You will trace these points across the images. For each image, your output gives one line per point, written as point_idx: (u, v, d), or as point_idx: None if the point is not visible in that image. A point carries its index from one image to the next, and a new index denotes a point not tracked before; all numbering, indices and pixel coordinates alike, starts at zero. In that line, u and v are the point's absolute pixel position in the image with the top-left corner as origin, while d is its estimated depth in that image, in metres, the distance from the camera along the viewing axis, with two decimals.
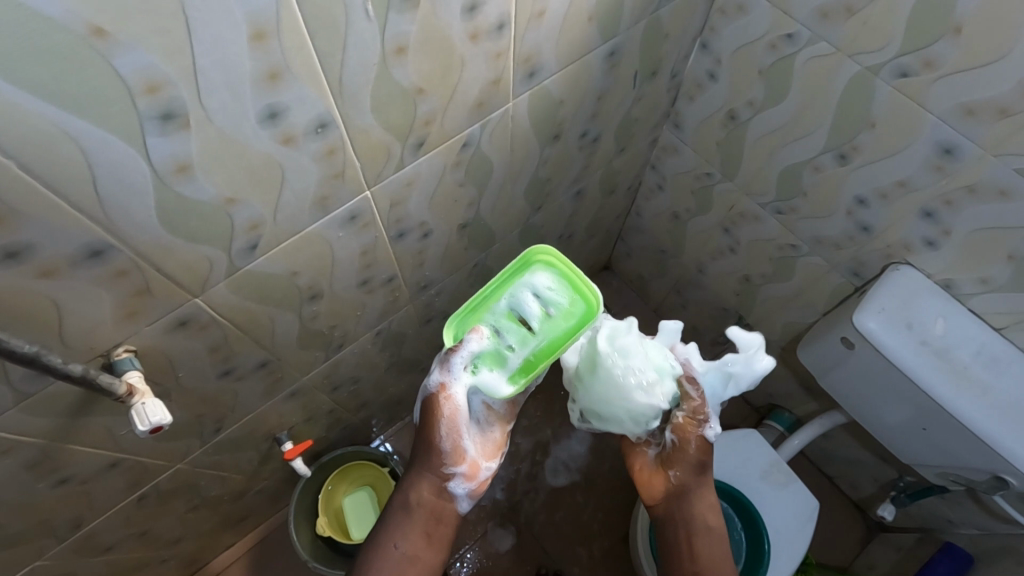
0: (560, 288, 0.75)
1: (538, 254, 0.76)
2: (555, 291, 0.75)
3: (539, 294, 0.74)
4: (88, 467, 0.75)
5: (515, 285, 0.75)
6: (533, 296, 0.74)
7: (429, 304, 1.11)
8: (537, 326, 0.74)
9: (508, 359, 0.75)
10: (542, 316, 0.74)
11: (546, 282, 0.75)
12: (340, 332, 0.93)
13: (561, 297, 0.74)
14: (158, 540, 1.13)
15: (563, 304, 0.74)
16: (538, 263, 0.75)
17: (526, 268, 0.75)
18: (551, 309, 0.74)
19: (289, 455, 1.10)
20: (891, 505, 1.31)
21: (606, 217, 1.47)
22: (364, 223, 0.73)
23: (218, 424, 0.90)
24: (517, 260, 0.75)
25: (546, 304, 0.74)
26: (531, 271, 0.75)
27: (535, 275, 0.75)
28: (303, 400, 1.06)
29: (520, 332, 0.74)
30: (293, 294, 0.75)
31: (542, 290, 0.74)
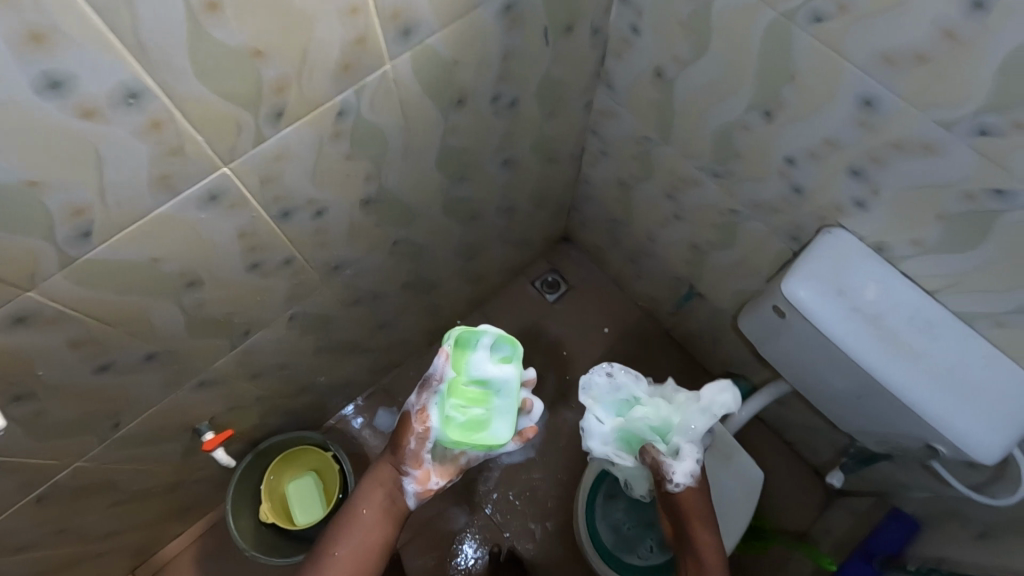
0: (489, 356, 0.80)
1: (461, 340, 0.80)
2: (504, 354, 0.80)
3: (486, 371, 0.80)
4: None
5: (463, 363, 0.81)
6: (471, 381, 0.81)
7: (351, 285, 1.06)
8: (497, 387, 0.81)
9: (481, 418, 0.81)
10: (489, 390, 0.81)
11: (483, 360, 0.80)
12: (243, 320, 0.88)
13: (512, 354, 0.80)
14: (85, 536, 1.10)
15: (512, 372, 0.80)
16: (466, 347, 0.80)
17: (459, 348, 0.81)
18: (500, 383, 0.80)
19: (209, 447, 1.05)
20: (839, 472, 1.26)
21: (551, 186, 1.40)
22: (231, 203, 0.67)
23: (115, 420, 0.85)
24: (449, 344, 0.80)
25: (497, 380, 0.80)
26: (472, 349, 0.81)
27: (477, 352, 0.80)
28: (220, 390, 1.01)
29: (477, 415, 0.81)
30: (163, 283, 0.69)
31: (487, 368, 0.80)
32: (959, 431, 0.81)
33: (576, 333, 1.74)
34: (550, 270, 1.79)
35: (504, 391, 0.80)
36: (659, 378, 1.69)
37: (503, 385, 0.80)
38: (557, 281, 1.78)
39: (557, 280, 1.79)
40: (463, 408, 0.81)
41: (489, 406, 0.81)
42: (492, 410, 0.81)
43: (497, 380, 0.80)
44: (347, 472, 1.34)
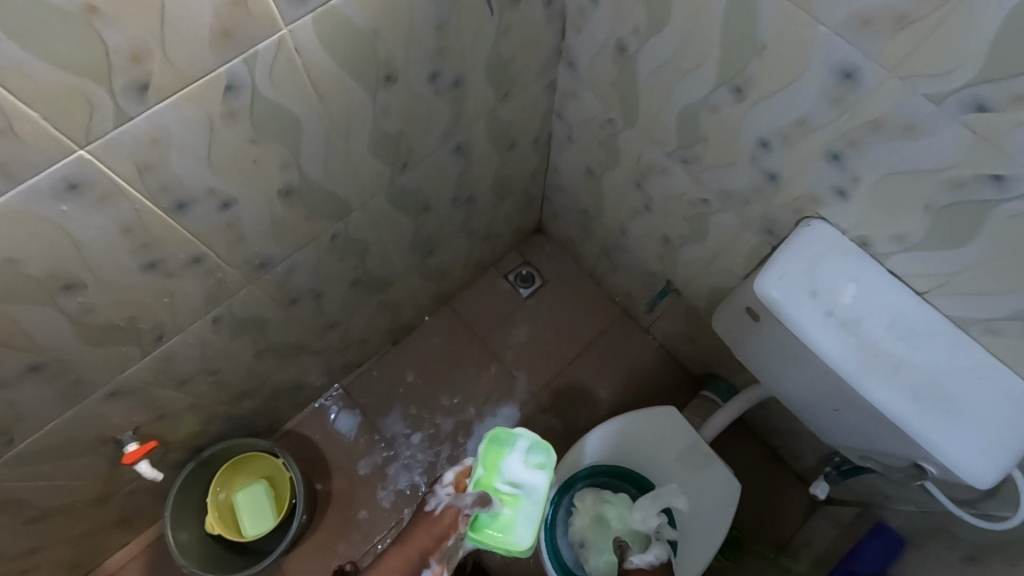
0: (527, 455, 0.81)
1: (501, 438, 0.82)
2: (538, 460, 0.81)
3: (518, 474, 0.80)
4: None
5: (497, 464, 0.80)
6: (506, 483, 0.80)
7: (284, 284, 0.96)
8: (528, 492, 0.80)
9: (508, 523, 0.78)
10: (521, 493, 0.79)
11: (518, 462, 0.80)
12: (149, 325, 0.79)
13: (546, 460, 0.81)
14: (2, 553, 1.02)
15: (543, 478, 0.80)
16: (505, 446, 0.81)
17: (495, 447, 0.81)
18: (531, 487, 0.79)
19: (131, 459, 0.97)
20: (823, 483, 1.17)
21: (516, 174, 1.30)
22: (99, 193, 0.58)
23: (6, 437, 0.77)
24: (485, 442, 0.81)
25: (527, 485, 0.80)
26: (508, 451, 0.81)
27: (514, 455, 0.81)
28: (138, 398, 0.92)
29: (505, 518, 0.78)
30: (27, 285, 0.60)
31: (520, 470, 0.80)
32: (952, 451, 0.71)
33: (549, 331, 1.62)
34: (523, 264, 1.70)
35: (533, 498, 0.79)
36: (637, 378, 1.57)
37: (532, 490, 0.79)
38: (531, 276, 1.69)
39: (532, 275, 1.69)
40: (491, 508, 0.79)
41: (518, 512, 0.79)
42: (519, 514, 0.79)
43: (530, 486, 0.79)
44: (297, 481, 1.25)
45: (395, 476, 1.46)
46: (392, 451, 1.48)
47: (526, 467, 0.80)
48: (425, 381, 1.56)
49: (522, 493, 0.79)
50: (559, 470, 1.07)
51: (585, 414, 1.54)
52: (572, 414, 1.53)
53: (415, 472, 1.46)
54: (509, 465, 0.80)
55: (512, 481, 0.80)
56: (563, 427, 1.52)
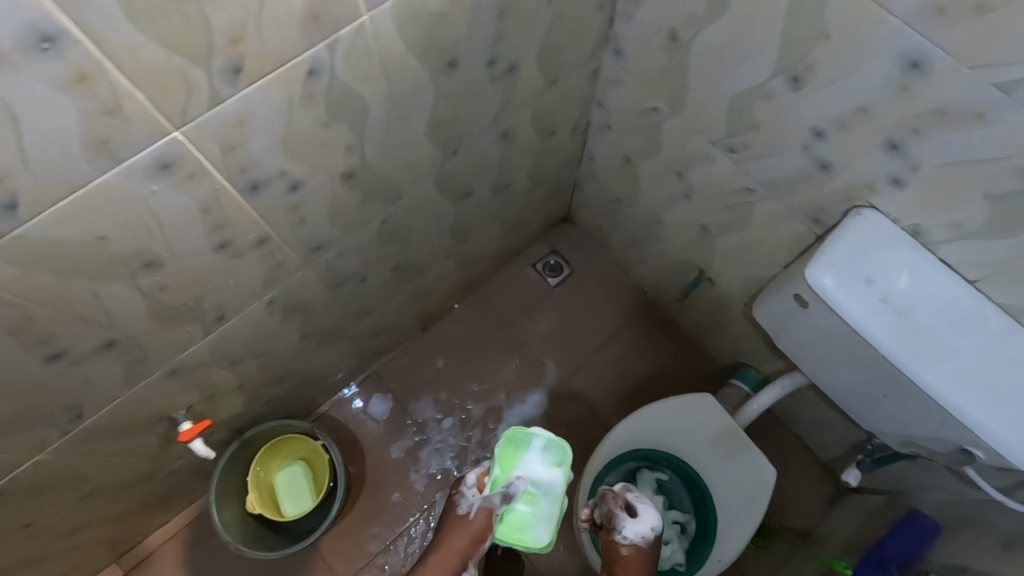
0: (541, 454, 0.83)
1: (518, 437, 0.84)
2: (555, 458, 0.83)
3: (534, 471, 0.82)
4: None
5: (514, 462, 0.83)
6: (523, 482, 0.82)
7: (333, 268, 0.98)
8: (545, 490, 0.82)
9: (526, 521, 0.81)
10: (539, 491, 0.82)
11: (533, 461, 0.83)
12: (213, 305, 0.81)
13: (563, 458, 0.83)
14: (56, 530, 1.04)
15: (559, 477, 0.82)
16: (521, 445, 0.84)
17: (512, 446, 0.84)
18: (548, 485, 0.82)
19: (186, 437, 0.99)
20: (856, 470, 1.18)
21: (552, 162, 1.31)
22: (185, 173, 0.59)
23: (77, 412, 0.79)
24: (502, 441, 0.84)
25: (544, 483, 0.82)
26: (525, 451, 0.84)
27: (531, 454, 0.83)
28: (193, 378, 0.94)
29: (525, 515, 0.82)
30: (113, 263, 0.62)
31: (537, 468, 0.82)
32: (1001, 436, 0.73)
33: (576, 318, 1.64)
34: (551, 253, 1.71)
35: (550, 496, 0.81)
36: (663, 366, 1.59)
37: (549, 488, 0.82)
38: (559, 264, 1.70)
39: (559, 264, 1.70)
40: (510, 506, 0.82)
41: (535, 510, 0.81)
42: (536, 512, 0.81)
43: (546, 483, 0.82)
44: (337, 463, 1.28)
45: (427, 460, 1.49)
46: (424, 435, 1.51)
47: (540, 466, 0.83)
48: (455, 368, 1.57)
49: (539, 490, 0.82)
50: (595, 454, 1.09)
51: (614, 401, 1.56)
52: (599, 398, 1.55)
53: (448, 456, 1.49)
54: (523, 462, 0.83)
55: (530, 480, 0.82)
56: (591, 414, 1.54)
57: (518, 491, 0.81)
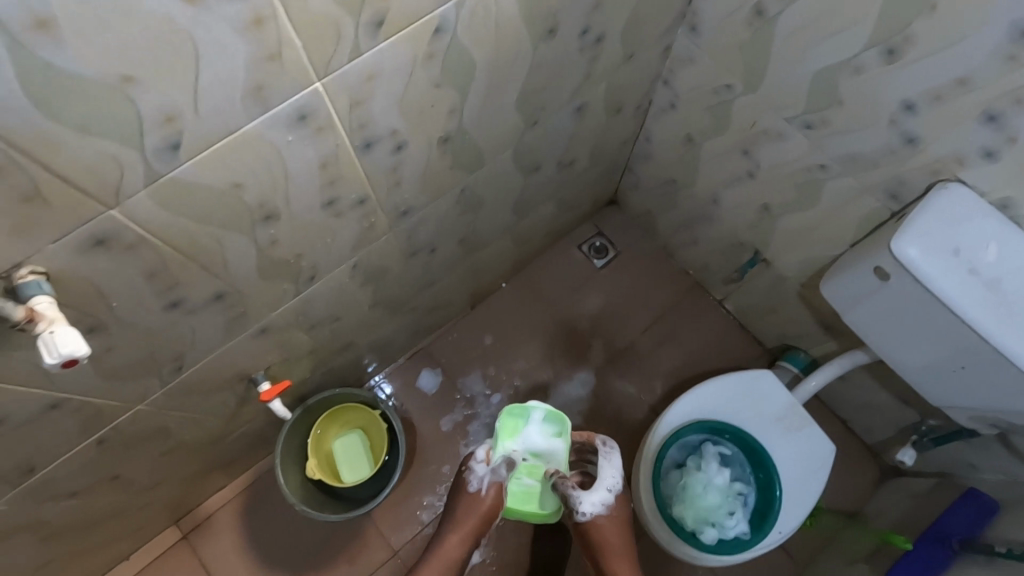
0: (540, 427, 0.94)
1: (514, 415, 0.94)
2: (554, 429, 0.94)
3: (534, 443, 0.94)
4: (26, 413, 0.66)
5: (518, 436, 0.94)
6: (525, 453, 0.94)
7: (412, 236, 1.00)
8: (547, 458, 0.94)
9: (532, 486, 0.95)
10: (540, 459, 0.94)
11: (534, 435, 0.93)
12: (310, 264, 0.83)
13: (561, 428, 0.94)
14: (135, 486, 1.06)
15: (561, 445, 0.93)
16: (520, 420, 0.94)
17: (514, 421, 0.94)
18: (548, 455, 0.93)
19: (267, 397, 1.02)
20: (913, 450, 1.25)
21: (612, 141, 1.32)
22: (318, 126, 0.61)
23: (178, 364, 0.81)
24: (503, 416, 0.94)
25: (543, 453, 0.94)
26: (525, 422, 0.94)
27: (531, 426, 0.94)
28: (276, 339, 0.96)
29: (532, 486, 0.95)
30: (241, 212, 0.64)
31: (537, 441, 0.93)
32: None
33: (621, 299, 1.66)
34: (597, 235, 1.72)
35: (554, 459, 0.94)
36: (707, 348, 1.61)
37: (549, 456, 0.93)
38: (604, 247, 1.72)
39: (605, 246, 1.72)
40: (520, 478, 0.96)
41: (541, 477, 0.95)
42: (542, 481, 0.95)
43: (547, 454, 0.93)
44: (396, 431, 1.31)
45: (476, 434, 1.51)
46: (472, 410, 1.53)
47: (539, 437, 0.93)
48: (503, 345, 1.59)
49: (540, 458, 0.94)
50: (657, 428, 1.11)
51: (659, 382, 1.57)
52: (646, 378, 1.57)
53: (494, 430, 1.50)
54: (518, 428, 0.94)
55: (532, 451, 0.94)
56: (637, 393, 1.56)
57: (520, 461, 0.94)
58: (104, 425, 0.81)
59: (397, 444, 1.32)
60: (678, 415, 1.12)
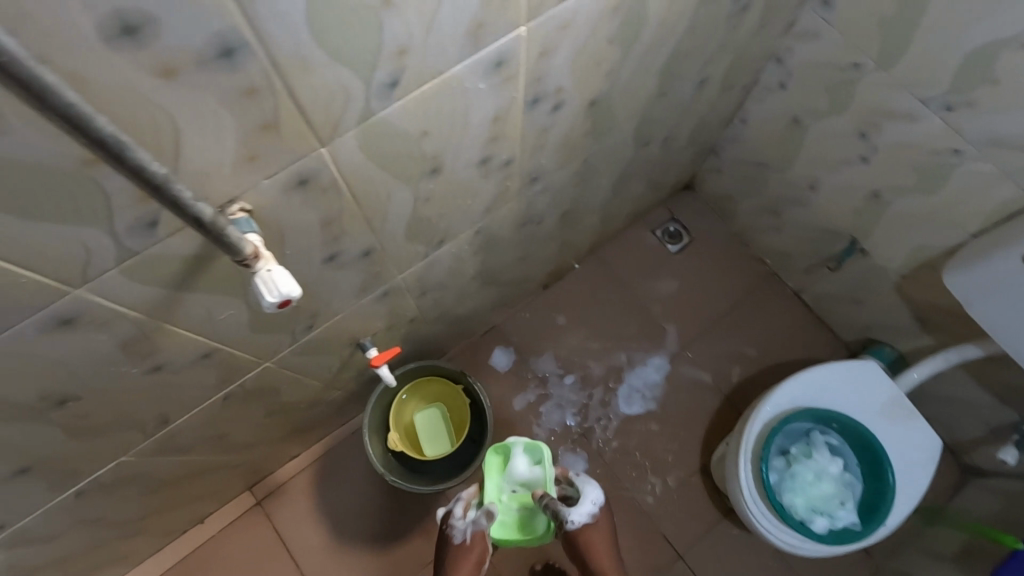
0: (523, 458, 0.93)
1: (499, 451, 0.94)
2: (535, 457, 0.93)
3: (520, 473, 0.92)
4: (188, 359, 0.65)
5: (505, 472, 0.93)
6: (514, 486, 0.93)
7: (529, 205, 0.97)
8: (532, 487, 0.92)
9: (517, 518, 0.91)
10: (527, 489, 0.92)
11: (518, 465, 0.92)
12: (446, 226, 0.81)
13: (542, 455, 0.92)
14: (233, 447, 1.05)
15: (543, 471, 0.91)
16: (503, 456, 0.93)
17: (499, 457, 0.94)
18: (533, 483, 0.92)
19: (375, 363, 1.00)
20: (1014, 449, 1.23)
21: (712, 120, 1.29)
22: (507, 75, 0.59)
23: (310, 321, 0.80)
24: (490, 454, 0.94)
25: (530, 482, 0.92)
26: (509, 457, 0.93)
27: (515, 458, 0.93)
28: (390, 304, 0.94)
29: (517, 516, 0.92)
30: (417, 163, 0.62)
31: (520, 469, 0.92)
32: None
33: (695, 286, 1.63)
34: (671, 220, 1.69)
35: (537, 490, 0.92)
36: (783, 339, 1.58)
37: (533, 482, 0.92)
38: (678, 232, 1.69)
39: (679, 231, 1.69)
40: (506, 512, 0.92)
41: (528, 510, 0.91)
42: (527, 510, 0.91)
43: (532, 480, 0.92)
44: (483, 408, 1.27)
45: (548, 413, 1.49)
46: (545, 390, 1.51)
47: (523, 469, 0.92)
48: (576, 326, 1.57)
49: (527, 488, 0.92)
50: (757, 417, 1.08)
51: (734, 370, 1.55)
52: (721, 366, 1.54)
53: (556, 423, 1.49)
54: (502, 461, 0.94)
55: (518, 481, 0.92)
56: (712, 381, 1.53)
57: (508, 497, 0.92)
58: (236, 379, 0.80)
59: (482, 422, 1.29)
60: (778, 402, 1.09)
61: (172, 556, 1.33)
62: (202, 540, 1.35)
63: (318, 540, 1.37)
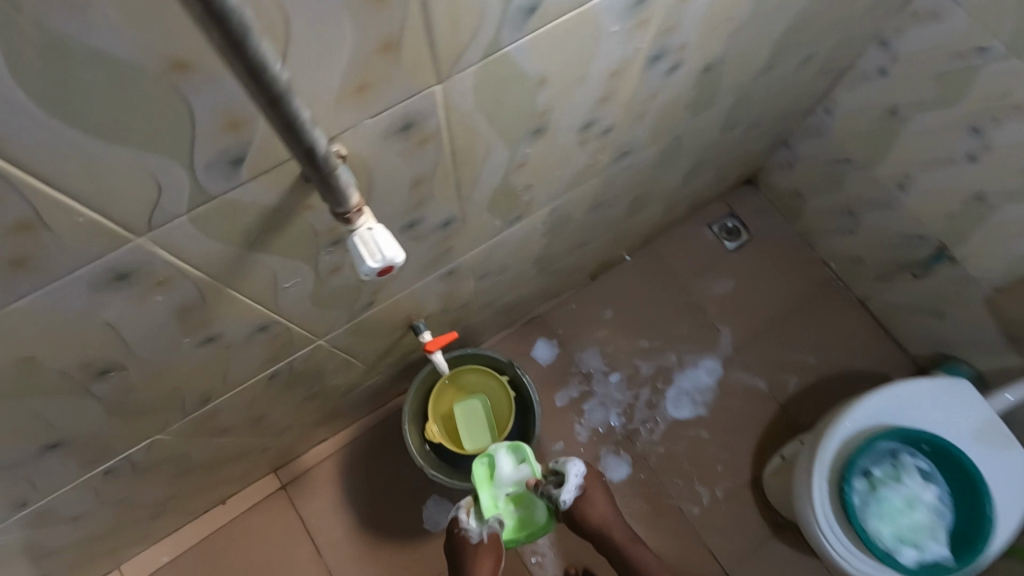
0: (507, 461, 1.02)
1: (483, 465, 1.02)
2: (518, 456, 1.02)
3: (509, 475, 1.01)
4: (239, 326, 0.58)
5: (494, 481, 1.02)
6: (506, 489, 1.01)
7: (609, 184, 0.88)
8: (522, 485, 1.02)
9: (519, 513, 1.02)
10: (518, 487, 1.02)
11: (506, 467, 1.01)
12: (528, 200, 0.72)
13: (524, 454, 1.02)
14: (267, 430, 0.98)
15: (529, 467, 1.02)
16: (489, 466, 1.02)
17: (485, 469, 1.02)
18: (523, 480, 1.02)
19: (429, 348, 0.91)
20: None
21: (796, 107, 1.19)
22: (642, 19, 0.51)
23: (371, 298, 0.72)
24: (475, 471, 1.02)
25: (521, 480, 1.01)
26: (495, 466, 1.02)
27: (500, 465, 1.02)
28: (451, 285, 0.86)
29: (517, 511, 1.02)
30: (525, 119, 0.53)
31: (509, 471, 1.01)
32: None
33: (752, 286, 1.53)
34: (729, 215, 1.59)
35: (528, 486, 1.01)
36: (844, 348, 1.48)
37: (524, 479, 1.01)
38: (736, 228, 1.59)
39: (737, 227, 1.59)
40: (508, 513, 1.02)
41: (526, 505, 1.02)
42: (525, 505, 1.02)
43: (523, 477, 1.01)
44: (532, 401, 1.19)
45: (591, 412, 1.40)
46: (588, 387, 1.42)
47: (509, 471, 1.01)
48: (624, 322, 1.48)
49: (519, 486, 1.02)
50: (837, 429, 0.99)
51: (791, 379, 1.45)
52: (777, 374, 1.45)
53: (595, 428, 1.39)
54: (490, 471, 1.02)
55: (510, 482, 1.01)
56: (767, 389, 1.43)
57: (505, 500, 1.01)
58: (285, 357, 0.71)
59: (529, 418, 1.20)
60: (860, 417, 1.00)
61: (190, 539, 1.26)
62: (222, 523, 1.28)
63: (343, 531, 1.30)
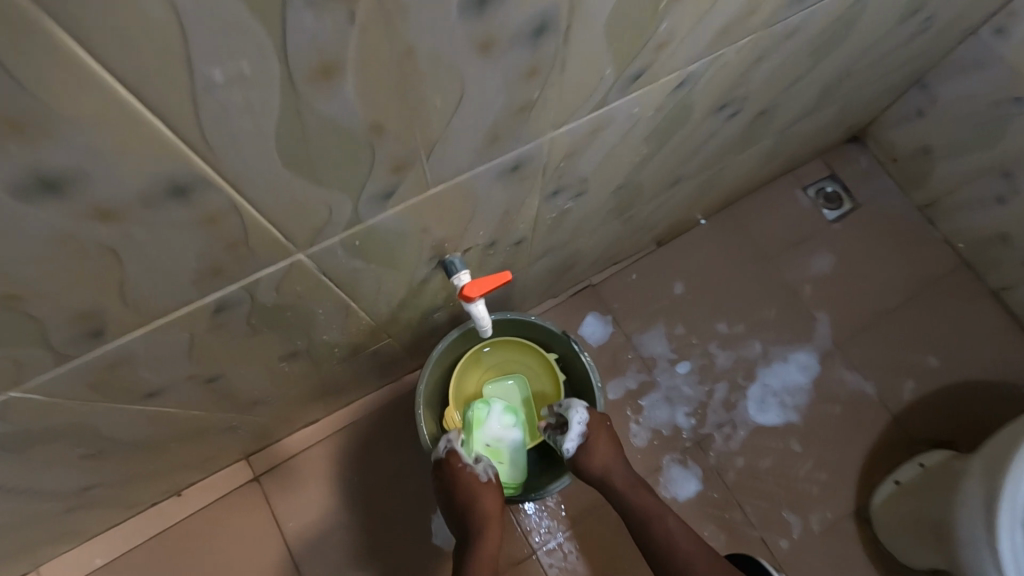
0: (503, 414, 0.89)
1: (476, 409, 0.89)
2: (513, 418, 0.90)
3: (497, 431, 0.88)
4: (115, 144, 0.28)
5: (480, 429, 0.88)
6: (488, 444, 0.87)
7: (754, 66, 0.59)
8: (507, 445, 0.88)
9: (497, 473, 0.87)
10: (502, 449, 0.88)
11: (500, 418, 0.89)
12: (663, 37, 0.43)
13: (519, 418, 0.90)
14: (232, 401, 0.69)
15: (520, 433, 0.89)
16: (482, 413, 0.88)
17: (475, 414, 0.88)
18: (509, 442, 0.88)
19: (468, 296, 0.60)
20: None
21: (966, 18, 0.89)
22: None
23: (392, 186, 0.43)
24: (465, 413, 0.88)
25: (506, 443, 0.88)
26: (487, 415, 0.88)
27: (493, 416, 0.89)
28: (511, 199, 0.56)
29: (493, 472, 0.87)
30: None
31: (499, 429, 0.88)
32: None
33: (858, 266, 1.22)
34: (829, 178, 1.29)
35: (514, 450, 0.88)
36: (975, 351, 1.17)
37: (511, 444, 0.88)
38: (837, 195, 1.28)
39: (837, 194, 1.28)
40: None
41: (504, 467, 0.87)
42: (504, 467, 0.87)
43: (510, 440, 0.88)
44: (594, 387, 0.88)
45: (653, 409, 1.10)
46: (650, 378, 1.12)
47: (500, 425, 0.89)
48: (697, 300, 1.18)
49: (503, 447, 0.88)
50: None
51: (906, 385, 1.14)
52: (888, 377, 1.14)
53: (657, 431, 1.09)
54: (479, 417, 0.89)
55: (492, 443, 0.87)
56: (875, 395, 1.13)
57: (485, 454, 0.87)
58: (244, 273, 0.42)
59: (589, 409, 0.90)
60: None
61: (132, 539, 0.97)
62: (176, 520, 0.99)
63: (331, 541, 1.00)
